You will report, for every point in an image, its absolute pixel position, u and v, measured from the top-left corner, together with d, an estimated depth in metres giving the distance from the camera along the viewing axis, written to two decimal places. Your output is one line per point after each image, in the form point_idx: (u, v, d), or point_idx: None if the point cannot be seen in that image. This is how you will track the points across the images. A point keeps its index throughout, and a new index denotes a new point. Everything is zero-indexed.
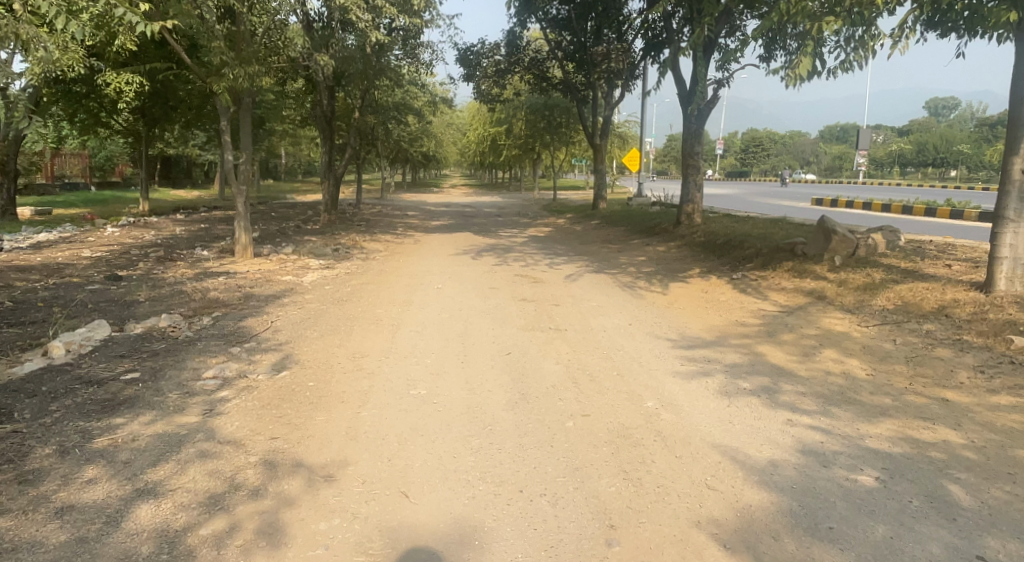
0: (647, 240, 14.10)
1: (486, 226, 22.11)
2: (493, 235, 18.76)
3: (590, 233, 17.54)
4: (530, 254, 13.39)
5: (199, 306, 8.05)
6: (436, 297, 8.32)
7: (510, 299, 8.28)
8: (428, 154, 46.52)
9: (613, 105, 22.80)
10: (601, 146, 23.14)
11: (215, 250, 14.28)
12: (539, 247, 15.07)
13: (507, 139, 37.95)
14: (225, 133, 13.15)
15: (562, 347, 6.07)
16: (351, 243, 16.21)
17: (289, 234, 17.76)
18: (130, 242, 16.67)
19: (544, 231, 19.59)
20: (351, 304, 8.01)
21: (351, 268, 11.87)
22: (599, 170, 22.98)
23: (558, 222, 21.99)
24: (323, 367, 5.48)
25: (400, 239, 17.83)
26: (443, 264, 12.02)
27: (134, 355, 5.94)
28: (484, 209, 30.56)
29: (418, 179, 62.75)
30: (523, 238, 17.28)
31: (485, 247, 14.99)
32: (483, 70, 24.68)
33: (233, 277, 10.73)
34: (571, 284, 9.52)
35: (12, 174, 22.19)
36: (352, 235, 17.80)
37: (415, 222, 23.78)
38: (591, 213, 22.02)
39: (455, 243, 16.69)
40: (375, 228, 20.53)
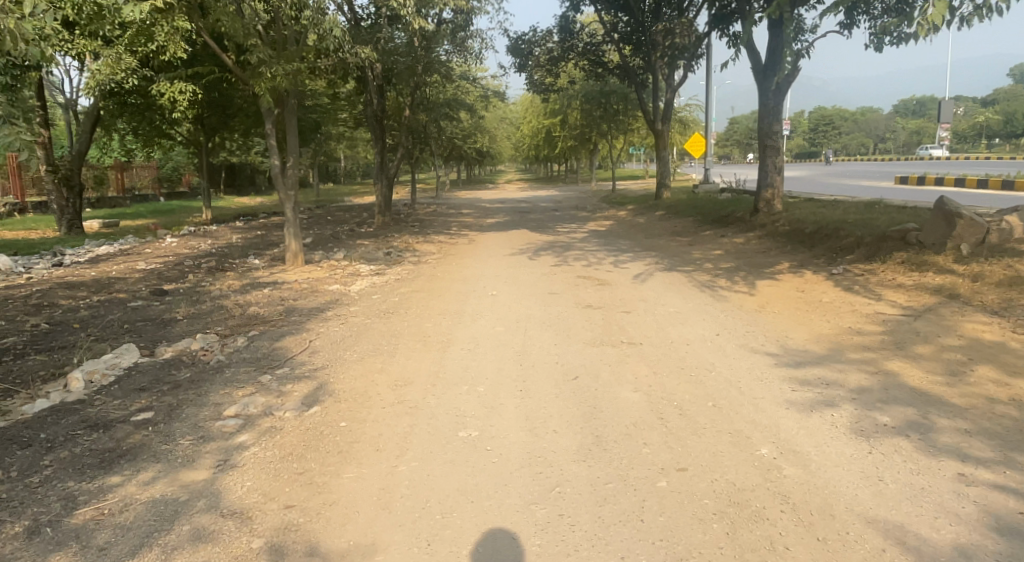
0: (720, 231, 12.91)
1: (544, 222, 21.20)
2: (552, 231, 17.83)
3: (656, 225, 16.41)
4: (592, 251, 12.42)
5: (238, 323, 7.42)
6: (492, 308, 7.44)
7: (574, 307, 7.33)
8: (483, 150, 45.83)
9: (674, 88, 21.51)
10: (664, 132, 21.86)
11: (267, 259, 13.86)
12: (603, 243, 14.08)
13: (563, 130, 36.86)
14: (271, 137, 12.55)
15: (640, 368, 5.11)
16: (404, 245, 15.62)
17: (342, 239, 17.29)
18: (185, 252, 16.47)
19: (606, 224, 18.52)
20: (398, 317, 7.22)
21: (402, 274, 11.17)
22: (662, 157, 21.70)
23: (619, 214, 20.88)
24: (358, 400, 4.69)
25: (455, 239, 17.12)
26: (500, 265, 11.18)
27: (154, 388, 5.26)
28: (541, 204, 29.56)
29: (473, 177, 62.23)
30: (583, 234, 16.29)
31: (544, 244, 14.09)
32: (535, 59, 23.65)
33: (280, 287, 10.19)
34: (643, 284, 8.53)
35: (77, 189, 22.26)
36: (406, 237, 17.20)
37: (470, 221, 23.05)
38: (655, 203, 20.81)
39: (512, 241, 15.86)
40: (430, 229, 19.91)
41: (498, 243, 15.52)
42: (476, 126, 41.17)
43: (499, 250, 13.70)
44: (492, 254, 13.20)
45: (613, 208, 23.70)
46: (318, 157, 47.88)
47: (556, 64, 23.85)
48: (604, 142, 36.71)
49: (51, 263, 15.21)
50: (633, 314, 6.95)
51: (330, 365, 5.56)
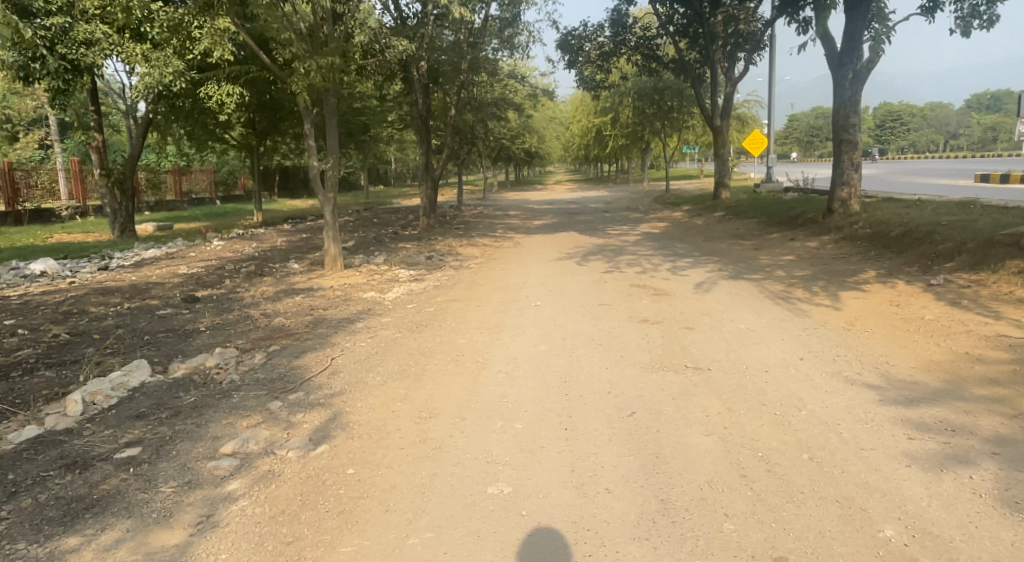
0: (787, 234, 11.89)
1: (594, 223, 20.36)
2: (603, 233, 16.98)
3: (714, 227, 15.40)
4: (647, 255, 11.57)
5: (262, 336, 6.84)
6: (535, 321, 6.69)
7: (628, 321, 6.51)
8: (532, 151, 45.09)
9: (734, 81, 20.38)
10: (722, 128, 20.73)
11: (306, 262, 13.44)
12: (658, 246, 13.19)
13: (614, 130, 35.81)
14: (309, 138, 12.04)
15: (708, 401, 4.30)
16: (448, 249, 15.04)
17: (385, 242, 16.82)
18: (228, 254, 16.25)
19: (661, 226, 17.56)
20: (430, 332, 6.52)
21: (443, 280, 10.53)
22: (720, 155, 20.58)
23: (674, 215, 19.88)
24: (376, 435, 4.03)
25: (501, 242, 16.47)
26: (547, 271, 10.42)
27: (153, 414, 4.66)
28: (591, 205, 28.61)
29: (521, 178, 61.57)
30: (637, 236, 15.39)
31: (594, 248, 13.29)
32: (585, 55, 22.76)
33: (315, 293, 9.68)
34: (706, 295, 7.67)
35: (129, 193, 22.07)
36: (450, 240, 16.62)
37: (517, 222, 22.38)
38: (712, 204, 19.73)
39: (561, 244, 15.10)
40: (475, 231, 19.29)
41: (545, 246, 14.79)
42: (524, 126, 40.46)
43: (546, 254, 12.95)
44: (538, 257, 12.48)
45: (666, 209, 22.68)
46: (368, 159, 47.90)
47: (607, 60, 22.97)
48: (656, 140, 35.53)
49: (97, 267, 15.04)
50: (696, 330, 6.10)
51: (349, 389, 4.91)
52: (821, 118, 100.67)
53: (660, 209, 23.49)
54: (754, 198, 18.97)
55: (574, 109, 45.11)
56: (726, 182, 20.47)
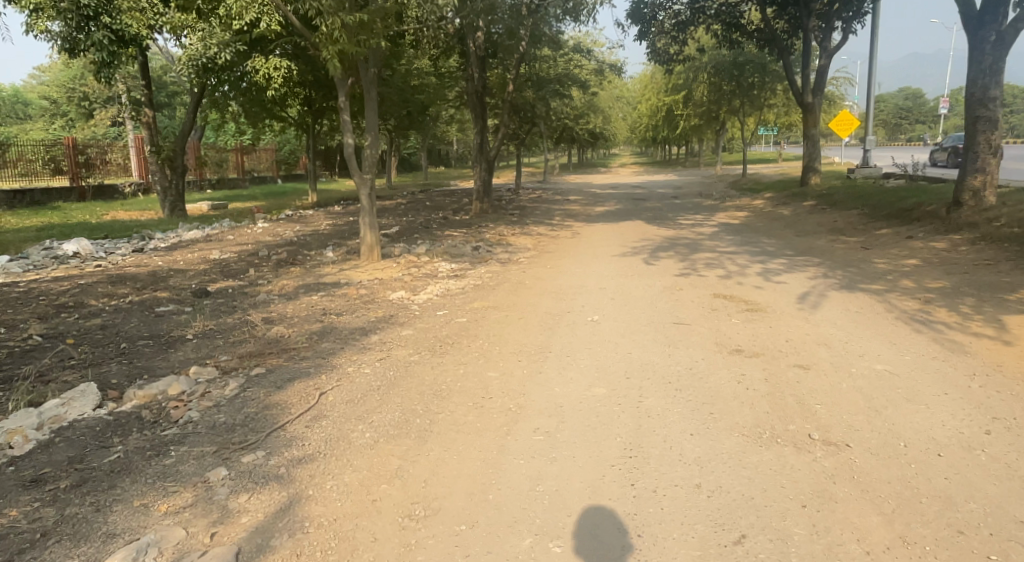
0: (901, 232, 9.98)
1: (662, 211, 18.60)
2: (673, 223, 15.24)
3: (803, 220, 13.47)
4: (728, 253, 9.85)
5: (252, 350, 5.52)
6: (591, 346, 5.18)
7: (715, 352, 4.93)
8: (596, 131, 43.12)
9: (829, 52, 18.26)
10: (813, 106, 18.54)
11: (343, 251, 12.28)
12: (739, 241, 11.43)
13: (687, 109, 33.54)
14: (344, 114, 10.73)
15: (857, 518, 2.75)
16: (499, 239, 13.64)
17: (433, 228, 15.55)
18: (266, 236, 15.24)
19: (740, 216, 15.65)
20: (453, 357, 5.08)
21: (487, 277, 9.11)
22: (809, 136, 18.49)
23: (753, 204, 17.92)
24: (339, 550, 2.66)
25: (559, 231, 14.97)
26: (609, 270, 8.83)
27: (52, 480, 3.34)
28: (659, 190, 26.65)
29: (584, 160, 59.49)
30: (713, 228, 13.60)
31: (664, 242, 11.63)
32: (658, 26, 21.04)
33: (340, 290, 8.44)
34: (816, 313, 6.02)
35: (180, 170, 21.19)
36: (504, 229, 15.23)
37: (576, 208, 20.79)
38: (798, 193, 17.66)
39: (625, 235, 13.48)
40: (530, 218, 17.84)
41: (607, 238, 13.22)
42: (589, 105, 38.57)
43: (609, 248, 11.37)
44: (597, 251, 10.93)
45: (743, 196, 20.66)
46: (427, 139, 46.87)
47: (683, 30, 21.08)
48: (731, 120, 33.13)
49: (132, 248, 14.14)
50: (811, 371, 4.50)
51: (327, 448, 3.55)
52: (908, 99, 94.35)
53: (735, 196, 21.47)
54: (847, 187, 16.82)
55: (643, 87, 42.84)
56: (815, 167, 18.42)
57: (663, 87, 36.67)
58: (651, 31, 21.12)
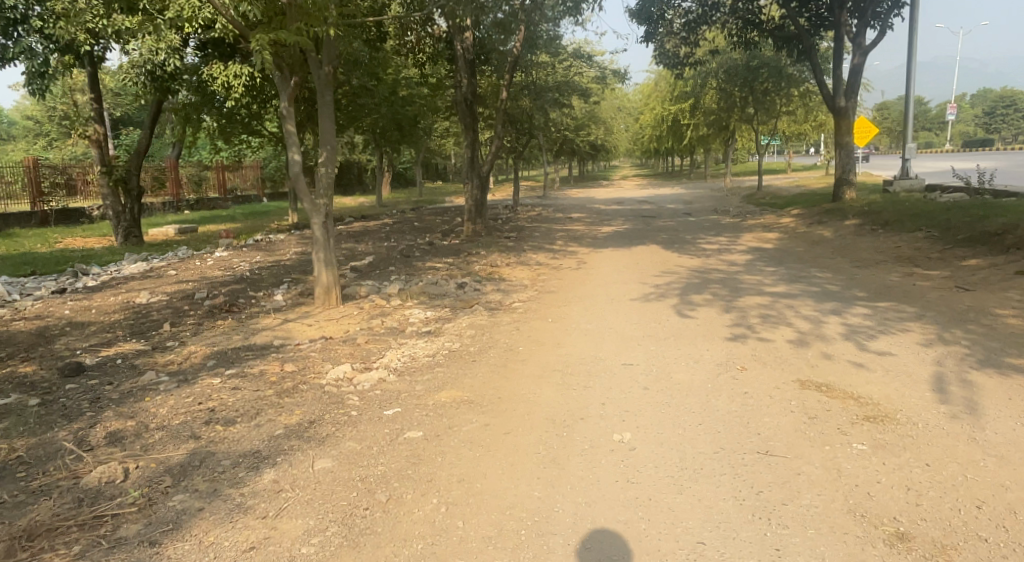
0: (1001, 267, 7.82)
1: (677, 231, 16.44)
2: (694, 249, 13.04)
3: (852, 246, 11.27)
4: (781, 296, 7.60)
5: (42, 519, 3.23)
6: (627, 523, 2.93)
7: (859, 543, 2.69)
8: (597, 144, 41.15)
9: (863, 49, 16.43)
10: (847, 111, 16.57)
11: (297, 292, 10.03)
12: (787, 275, 9.20)
13: (696, 117, 31.56)
14: (288, 122, 8.46)
15: None
16: (490, 272, 11.42)
17: (415, 257, 13.36)
18: (218, 269, 13.00)
19: (770, 240, 13.47)
20: (377, 552, 2.83)
21: (468, 335, 6.85)
22: (842, 145, 16.56)
23: (781, 223, 15.75)
24: None
25: (561, 259, 12.77)
26: (631, 325, 6.51)
27: None
28: (669, 206, 24.54)
29: (584, 173, 57.56)
30: (745, 257, 11.38)
31: (692, 277, 9.38)
32: (667, 25, 19.65)
33: (267, 359, 6.17)
34: (980, 423, 3.77)
35: (136, 193, 18.81)
36: (497, 258, 13.03)
37: (579, 229, 18.65)
38: (832, 211, 15.50)
39: (641, 265, 11.26)
40: (528, 242, 15.68)
41: (619, 269, 10.98)
42: (589, 115, 36.60)
43: (624, 285, 9.13)
44: (610, 292, 8.71)
45: (766, 213, 18.54)
46: (421, 154, 44.83)
47: (693, 32, 19.71)
48: (743, 129, 31.16)
49: (52, 288, 11.84)
50: None
51: None
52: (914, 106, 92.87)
53: (755, 212, 19.36)
54: (891, 203, 14.68)
55: (646, 97, 40.93)
56: (850, 180, 16.45)
57: (668, 95, 34.71)
58: (659, 34, 19.83)
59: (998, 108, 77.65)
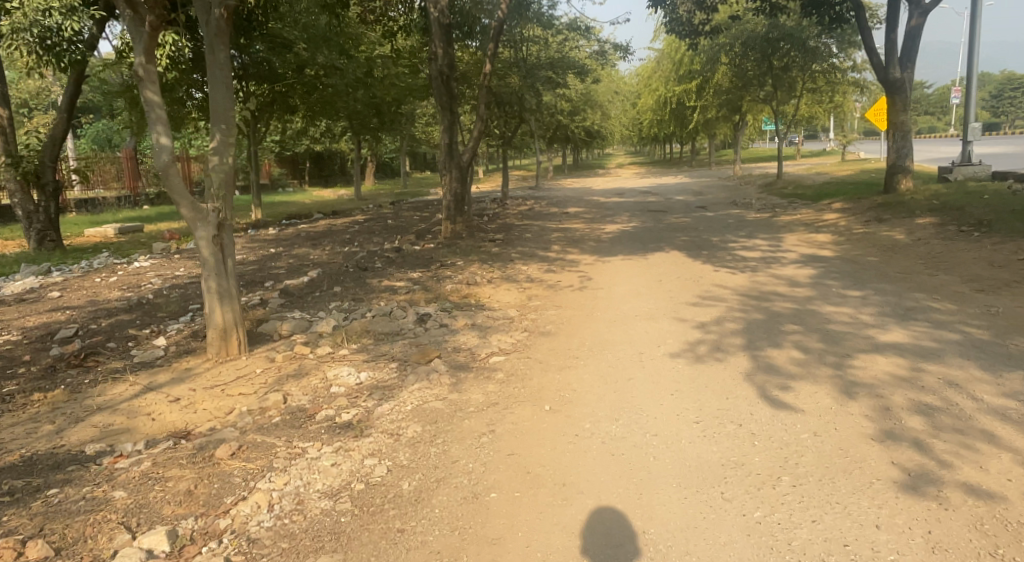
0: None
1: (699, 231, 13.70)
2: (728, 257, 10.28)
3: (946, 258, 8.55)
4: (912, 354, 4.83)
5: None
6: None
7: None
8: (593, 129, 38.33)
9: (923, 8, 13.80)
10: (904, 83, 13.85)
11: (191, 331, 7.14)
12: (885, 308, 6.44)
13: (704, 98, 28.81)
14: (147, 87, 5.52)
15: None
16: (465, 296, 8.60)
17: (375, 271, 10.55)
18: (121, 288, 10.10)
19: (822, 246, 10.72)
20: None
21: (409, 442, 3.98)
22: (896, 126, 13.94)
23: (824, 221, 13.05)
24: None
25: (560, 274, 9.99)
26: (693, 432, 3.69)
27: None
28: (678, 198, 21.85)
29: (579, 161, 54.76)
30: (804, 272, 8.63)
31: (749, 312, 6.57)
32: None
33: (21, 511, 3.31)
34: None
35: (53, 189, 15.77)
36: (478, 272, 10.24)
37: (580, 227, 15.92)
38: (886, 208, 12.81)
39: (667, 285, 8.49)
40: (519, 247, 12.94)
41: (636, 293, 8.20)
42: (585, 99, 33.81)
43: (655, 327, 6.29)
44: (637, 339, 5.89)
45: (796, 208, 15.83)
46: (406, 142, 41.99)
47: None
48: (754, 111, 28.46)
49: None
50: None
51: None
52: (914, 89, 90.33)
53: (782, 206, 16.66)
54: (964, 197, 12.03)
55: (647, 79, 38.08)
56: (905, 167, 13.94)
57: (671, 75, 31.92)
58: None
59: (1006, 91, 75.11)
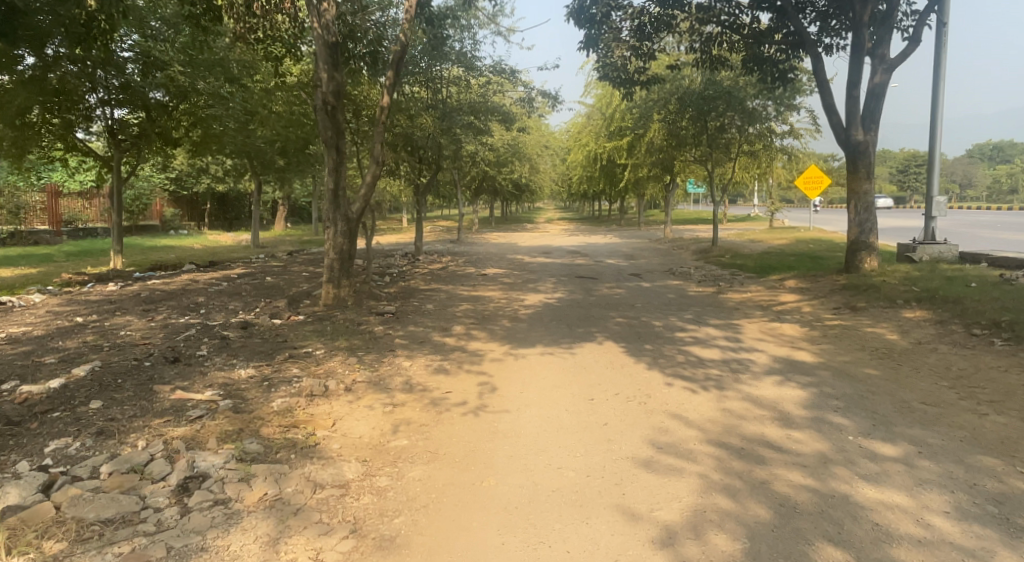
0: None
1: (635, 309, 11.15)
2: (678, 354, 7.68)
3: (982, 380, 6.19)
4: None
5: None
6: None
7: None
8: (519, 182, 36.28)
9: (891, 63, 11.89)
10: (867, 147, 11.80)
11: None
12: (963, 501, 3.86)
13: (634, 156, 27.19)
14: None
15: None
16: (293, 424, 5.51)
17: (185, 365, 7.38)
18: None
19: (796, 342, 8.27)
20: None
21: None
22: (859, 196, 11.89)
23: (783, 303, 10.76)
24: None
25: (452, 379, 7.07)
26: None
27: None
28: (608, 261, 19.66)
29: (507, 214, 52.78)
30: (792, 394, 6.08)
31: (743, 501, 3.86)
32: (612, 29, 15.22)
33: None
34: None
35: None
36: (336, 372, 7.20)
37: (494, 296, 13.20)
38: (855, 292, 10.62)
39: (603, 413, 5.71)
40: (408, 324, 10.01)
41: (556, 428, 5.36)
42: (511, 150, 31.75)
43: (587, 544, 3.47)
44: None
45: (744, 282, 13.62)
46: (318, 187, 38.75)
47: (647, 39, 15.36)
48: (686, 172, 27.01)
49: None
50: None
51: None
52: None
53: (726, 279, 14.49)
54: (952, 284, 9.97)
55: (576, 134, 36.45)
56: (869, 244, 11.80)
57: (601, 129, 30.24)
58: (604, 39, 15.33)
59: (912, 166, 78.89)
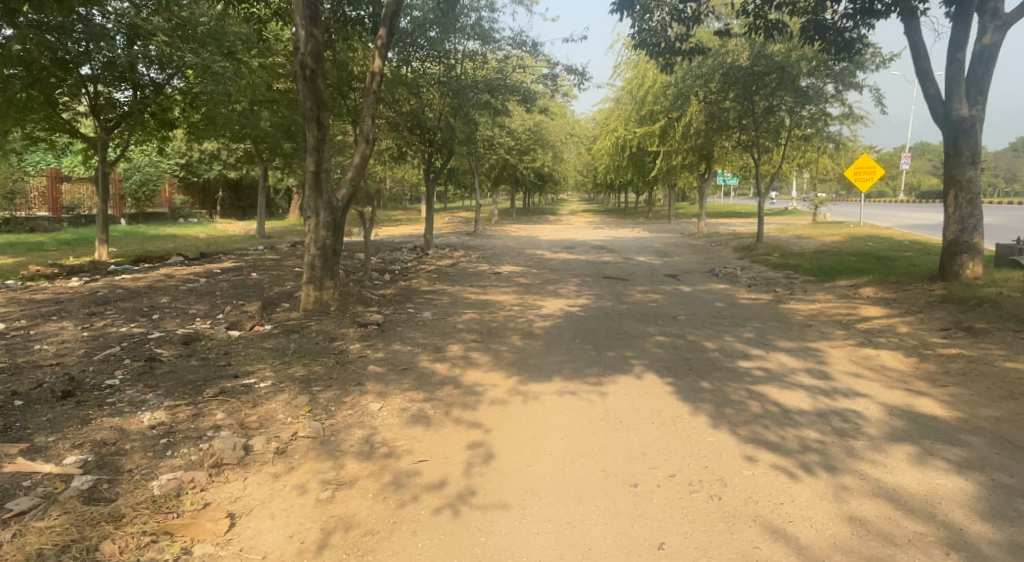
0: None
1: (677, 324, 8.96)
2: (751, 401, 5.50)
3: None
4: None
5: None
6: None
7: None
8: (543, 171, 34.09)
9: (1007, 18, 9.45)
10: (974, 124, 9.45)
11: None
12: None
13: (668, 143, 24.89)
14: None
15: None
16: (164, 531, 3.52)
17: (72, 407, 5.39)
18: None
19: (909, 382, 6.04)
20: None
21: None
22: (961, 184, 9.57)
23: (869, 320, 8.50)
24: None
25: (433, 434, 4.97)
26: None
27: None
28: (639, 259, 17.50)
29: (529, 206, 50.58)
30: (950, 487, 3.90)
31: None
32: None
33: None
34: None
35: None
36: (273, 422, 5.14)
37: (507, 302, 11.11)
38: (964, 308, 8.31)
39: (655, 520, 3.63)
40: (393, 340, 7.92)
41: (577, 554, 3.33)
42: (534, 136, 29.56)
43: None
44: None
45: (806, 289, 11.31)
46: None
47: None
48: (724, 159, 24.63)
49: None
50: None
51: None
52: None
53: (782, 283, 12.24)
54: None
55: (604, 121, 34.05)
56: (972, 245, 9.47)
57: (632, 114, 27.87)
58: None
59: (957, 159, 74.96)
